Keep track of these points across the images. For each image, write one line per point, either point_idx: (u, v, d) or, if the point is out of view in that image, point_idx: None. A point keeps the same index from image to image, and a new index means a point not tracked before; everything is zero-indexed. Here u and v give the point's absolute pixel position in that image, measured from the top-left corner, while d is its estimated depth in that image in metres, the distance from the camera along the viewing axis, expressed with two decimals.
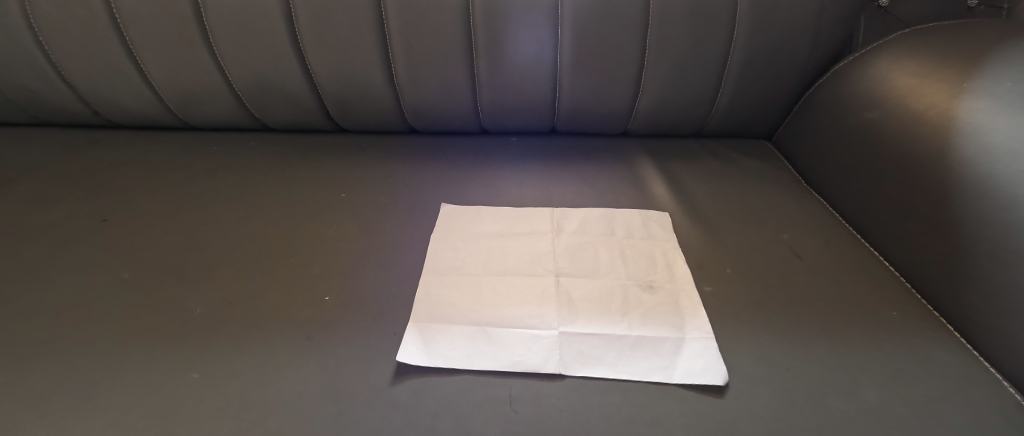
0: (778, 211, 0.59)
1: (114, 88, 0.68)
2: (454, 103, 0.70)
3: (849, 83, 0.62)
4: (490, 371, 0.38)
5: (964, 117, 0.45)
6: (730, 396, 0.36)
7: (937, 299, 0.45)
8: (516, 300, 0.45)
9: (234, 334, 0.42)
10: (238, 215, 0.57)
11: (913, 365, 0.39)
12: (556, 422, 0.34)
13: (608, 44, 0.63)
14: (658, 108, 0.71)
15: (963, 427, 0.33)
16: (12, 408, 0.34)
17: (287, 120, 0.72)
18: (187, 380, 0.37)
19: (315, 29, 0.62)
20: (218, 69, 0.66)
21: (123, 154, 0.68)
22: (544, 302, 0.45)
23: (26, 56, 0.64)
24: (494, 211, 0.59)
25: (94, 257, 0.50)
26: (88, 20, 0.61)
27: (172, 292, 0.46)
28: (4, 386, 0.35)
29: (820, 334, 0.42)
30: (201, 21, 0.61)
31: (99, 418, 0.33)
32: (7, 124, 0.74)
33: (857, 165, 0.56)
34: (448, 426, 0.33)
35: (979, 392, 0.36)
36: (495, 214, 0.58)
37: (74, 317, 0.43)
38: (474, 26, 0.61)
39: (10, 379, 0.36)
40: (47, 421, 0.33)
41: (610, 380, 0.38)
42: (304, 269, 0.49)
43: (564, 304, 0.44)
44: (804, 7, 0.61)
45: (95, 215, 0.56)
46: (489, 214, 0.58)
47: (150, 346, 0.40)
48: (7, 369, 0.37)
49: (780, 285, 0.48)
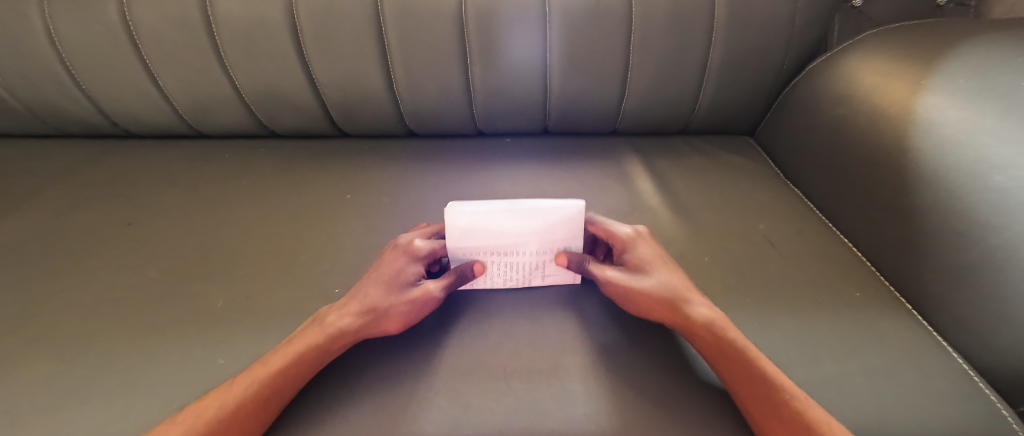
0: (757, 204, 0.63)
1: (130, 101, 0.72)
2: (451, 107, 0.73)
3: (822, 79, 0.65)
4: (485, 353, 0.43)
5: (921, 112, 0.49)
6: (692, 372, 0.41)
7: (898, 281, 0.49)
8: (528, 302, 0.49)
9: (255, 323, 0.46)
10: (250, 216, 0.61)
11: (868, 339, 0.43)
12: (543, 396, 0.39)
13: (594, 48, 0.67)
14: (644, 108, 0.74)
15: (896, 390, 0.38)
16: (72, 390, 0.39)
17: (293, 127, 0.76)
18: (216, 365, 0.42)
19: (319, 40, 0.65)
20: (229, 80, 0.70)
21: (141, 162, 0.72)
22: (527, 272, 0.49)
23: (51, 73, 0.69)
24: None
25: (122, 257, 0.54)
26: (108, 38, 0.65)
27: (195, 287, 0.51)
28: (64, 371, 0.41)
29: (785, 315, 0.46)
30: (213, 37, 0.65)
31: (150, 395, 0.39)
32: (31, 136, 0.78)
33: (828, 159, 0.60)
34: (449, 397, 0.39)
35: (921, 362, 0.41)
36: None
37: (110, 311, 0.47)
38: (468, 33, 0.65)
39: (69, 365, 0.42)
40: (105, 398, 0.39)
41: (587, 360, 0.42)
42: (315, 265, 0.53)
43: (567, 300, 0.49)
44: (777, 10, 0.65)
45: (121, 219, 0.60)
46: None
47: (182, 335, 0.45)
48: (65, 354, 0.43)
49: (754, 272, 0.52)
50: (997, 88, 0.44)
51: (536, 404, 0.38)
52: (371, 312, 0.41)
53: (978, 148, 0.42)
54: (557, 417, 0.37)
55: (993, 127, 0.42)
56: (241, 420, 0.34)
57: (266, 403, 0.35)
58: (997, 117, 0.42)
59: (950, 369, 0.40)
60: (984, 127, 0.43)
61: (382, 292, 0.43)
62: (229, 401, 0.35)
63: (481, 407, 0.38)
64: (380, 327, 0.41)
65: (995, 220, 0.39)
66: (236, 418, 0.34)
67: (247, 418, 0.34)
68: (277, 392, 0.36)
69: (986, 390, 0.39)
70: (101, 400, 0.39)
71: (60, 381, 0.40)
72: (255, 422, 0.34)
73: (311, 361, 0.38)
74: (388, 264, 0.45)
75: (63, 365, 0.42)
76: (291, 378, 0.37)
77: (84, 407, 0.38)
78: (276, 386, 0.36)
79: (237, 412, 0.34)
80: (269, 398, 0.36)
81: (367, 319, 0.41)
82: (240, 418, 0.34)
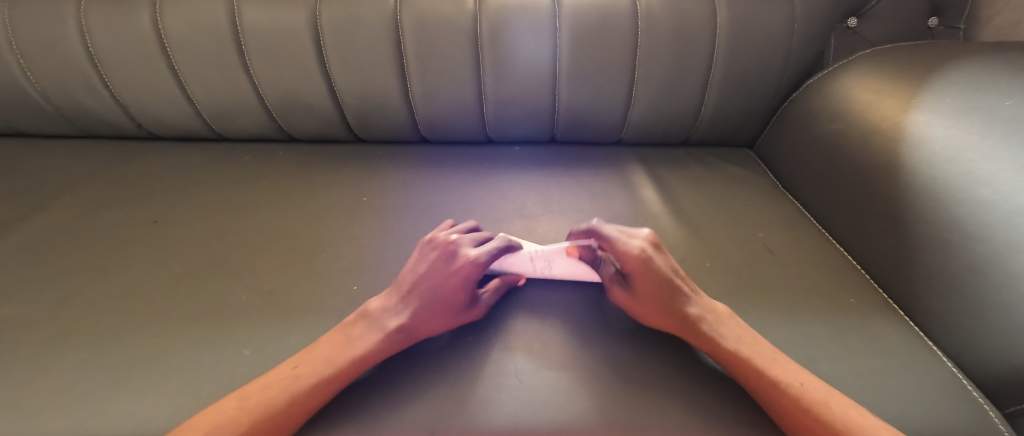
0: (757, 213, 0.65)
1: (155, 104, 0.75)
2: (464, 116, 0.76)
3: (818, 95, 0.68)
4: (494, 350, 0.45)
5: (910, 128, 0.52)
6: (691, 372, 0.43)
7: (891, 289, 0.51)
8: (537, 307, 0.51)
9: (277, 318, 0.48)
10: (270, 216, 0.64)
11: (861, 343, 0.46)
12: (554, 391, 0.41)
13: (601, 62, 0.70)
14: (648, 119, 0.77)
15: (887, 390, 0.41)
16: (108, 376, 0.42)
17: (310, 131, 0.79)
18: (242, 356, 0.44)
19: (340, 50, 0.69)
20: (251, 85, 0.73)
21: (163, 162, 0.75)
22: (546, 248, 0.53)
23: (82, 76, 0.72)
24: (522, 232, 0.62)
25: (148, 253, 0.57)
26: (140, 44, 0.69)
27: (220, 283, 0.53)
28: (99, 358, 0.43)
29: (782, 318, 0.49)
30: (239, 45, 0.69)
31: (181, 382, 0.41)
32: (57, 136, 0.81)
33: (824, 171, 0.63)
34: (462, 390, 0.41)
35: (911, 364, 0.43)
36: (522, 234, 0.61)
37: (139, 303, 0.50)
38: (481, 46, 0.69)
39: (103, 353, 0.44)
40: (138, 385, 0.41)
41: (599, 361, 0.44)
42: (333, 263, 0.56)
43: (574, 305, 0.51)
44: (775, 29, 0.68)
45: (146, 218, 0.62)
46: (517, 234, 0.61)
47: (208, 327, 0.47)
48: (99, 343, 0.45)
49: (753, 278, 0.54)
50: (981, 107, 0.48)
51: (548, 397, 0.40)
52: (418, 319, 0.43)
53: (963, 163, 0.45)
54: (569, 414, 0.39)
55: (977, 145, 0.45)
56: (273, 419, 0.35)
57: (305, 404, 0.37)
58: (981, 134, 0.45)
59: (939, 373, 0.43)
60: (970, 144, 0.46)
61: (428, 302, 0.44)
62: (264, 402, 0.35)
63: (497, 404, 0.40)
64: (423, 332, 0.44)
65: (980, 230, 0.41)
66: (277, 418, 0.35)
67: (278, 417, 0.35)
68: (308, 397, 0.37)
69: (973, 391, 0.41)
70: (135, 386, 0.41)
71: (95, 368, 0.42)
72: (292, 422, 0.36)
73: (349, 368, 0.39)
74: (450, 273, 0.45)
75: (98, 353, 0.44)
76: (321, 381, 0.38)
77: (119, 392, 0.40)
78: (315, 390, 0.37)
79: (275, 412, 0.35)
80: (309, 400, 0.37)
81: (416, 324, 0.43)
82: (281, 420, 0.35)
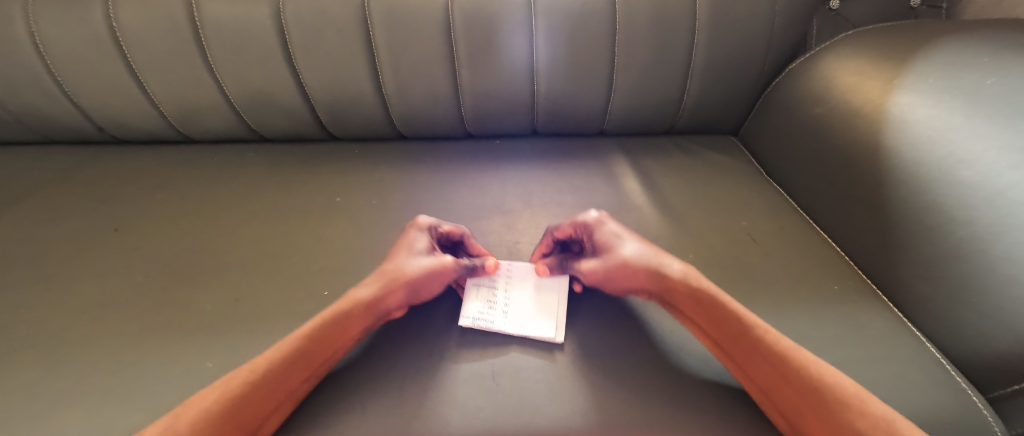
0: (741, 202, 0.64)
1: (116, 106, 0.71)
2: (440, 110, 0.74)
3: (802, 78, 0.67)
4: (471, 351, 0.44)
5: (893, 110, 0.51)
6: (673, 368, 0.42)
7: (875, 275, 0.50)
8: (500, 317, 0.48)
9: (242, 327, 0.46)
10: (238, 220, 0.61)
11: (846, 331, 0.45)
12: (529, 392, 0.40)
13: (580, 50, 0.68)
14: (630, 109, 0.75)
15: (873, 380, 0.40)
16: (57, 396, 0.39)
17: (282, 131, 0.76)
18: (203, 369, 0.42)
19: (307, 44, 0.66)
20: (216, 84, 0.70)
21: (127, 167, 0.71)
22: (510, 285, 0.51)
23: (35, 79, 0.68)
24: (500, 229, 0.60)
25: (106, 263, 0.54)
26: (94, 43, 0.65)
27: (183, 292, 0.51)
28: (49, 377, 0.41)
29: (766, 309, 0.47)
30: (200, 42, 0.66)
31: (136, 399, 0.39)
32: (15, 142, 0.78)
33: (808, 157, 0.62)
34: (436, 394, 0.40)
35: (897, 352, 0.43)
36: (501, 231, 0.60)
37: (96, 317, 0.47)
38: (455, 37, 0.66)
39: (54, 371, 0.42)
40: (89, 405, 0.39)
41: (560, 351, 0.44)
42: (304, 267, 0.54)
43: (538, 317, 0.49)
44: (757, 12, 0.66)
45: (106, 226, 0.59)
46: (495, 231, 0.60)
47: (168, 341, 0.45)
48: (51, 361, 0.42)
49: (738, 269, 0.53)
50: (965, 86, 0.46)
51: (520, 398, 0.39)
52: (402, 277, 0.46)
53: (945, 144, 0.44)
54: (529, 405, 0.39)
55: (960, 124, 0.44)
56: (210, 417, 0.33)
57: (271, 398, 0.36)
58: (963, 114, 0.44)
59: (926, 360, 0.42)
60: (952, 124, 0.44)
61: (418, 260, 0.48)
62: (216, 405, 0.34)
63: (469, 409, 0.38)
64: (397, 298, 0.46)
65: (963, 213, 0.40)
66: (240, 418, 0.34)
67: (216, 416, 0.33)
68: (247, 396, 0.35)
69: (957, 376, 0.40)
70: (87, 406, 0.39)
71: (45, 388, 0.40)
72: (258, 421, 0.35)
73: (308, 360, 0.39)
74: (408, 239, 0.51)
75: (48, 372, 0.41)
76: (263, 384, 0.36)
77: (69, 413, 0.38)
78: (283, 384, 0.37)
79: (235, 411, 0.34)
80: (277, 394, 0.36)
81: (397, 287, 0.45)
82: (246, 418, 0.34)
